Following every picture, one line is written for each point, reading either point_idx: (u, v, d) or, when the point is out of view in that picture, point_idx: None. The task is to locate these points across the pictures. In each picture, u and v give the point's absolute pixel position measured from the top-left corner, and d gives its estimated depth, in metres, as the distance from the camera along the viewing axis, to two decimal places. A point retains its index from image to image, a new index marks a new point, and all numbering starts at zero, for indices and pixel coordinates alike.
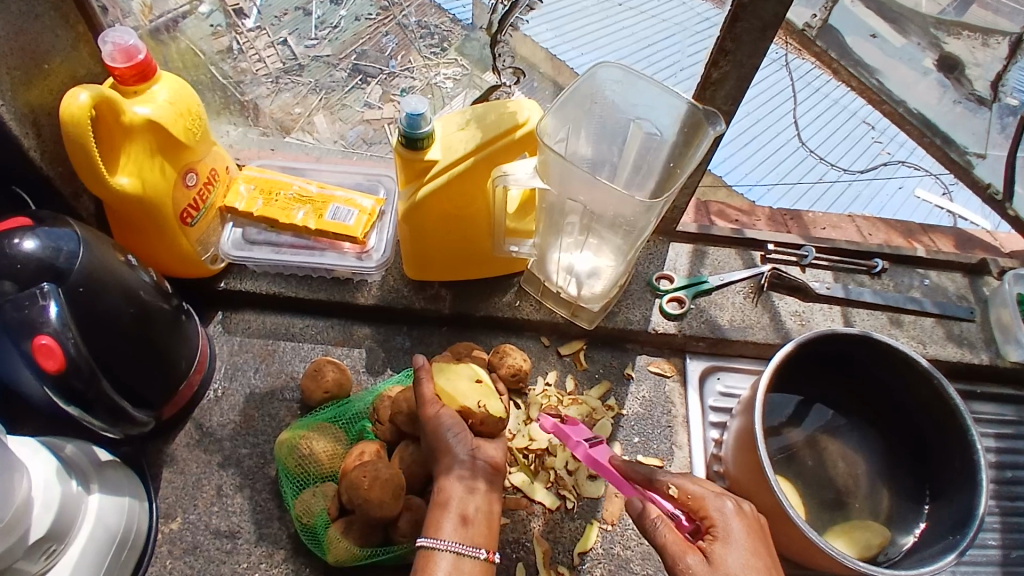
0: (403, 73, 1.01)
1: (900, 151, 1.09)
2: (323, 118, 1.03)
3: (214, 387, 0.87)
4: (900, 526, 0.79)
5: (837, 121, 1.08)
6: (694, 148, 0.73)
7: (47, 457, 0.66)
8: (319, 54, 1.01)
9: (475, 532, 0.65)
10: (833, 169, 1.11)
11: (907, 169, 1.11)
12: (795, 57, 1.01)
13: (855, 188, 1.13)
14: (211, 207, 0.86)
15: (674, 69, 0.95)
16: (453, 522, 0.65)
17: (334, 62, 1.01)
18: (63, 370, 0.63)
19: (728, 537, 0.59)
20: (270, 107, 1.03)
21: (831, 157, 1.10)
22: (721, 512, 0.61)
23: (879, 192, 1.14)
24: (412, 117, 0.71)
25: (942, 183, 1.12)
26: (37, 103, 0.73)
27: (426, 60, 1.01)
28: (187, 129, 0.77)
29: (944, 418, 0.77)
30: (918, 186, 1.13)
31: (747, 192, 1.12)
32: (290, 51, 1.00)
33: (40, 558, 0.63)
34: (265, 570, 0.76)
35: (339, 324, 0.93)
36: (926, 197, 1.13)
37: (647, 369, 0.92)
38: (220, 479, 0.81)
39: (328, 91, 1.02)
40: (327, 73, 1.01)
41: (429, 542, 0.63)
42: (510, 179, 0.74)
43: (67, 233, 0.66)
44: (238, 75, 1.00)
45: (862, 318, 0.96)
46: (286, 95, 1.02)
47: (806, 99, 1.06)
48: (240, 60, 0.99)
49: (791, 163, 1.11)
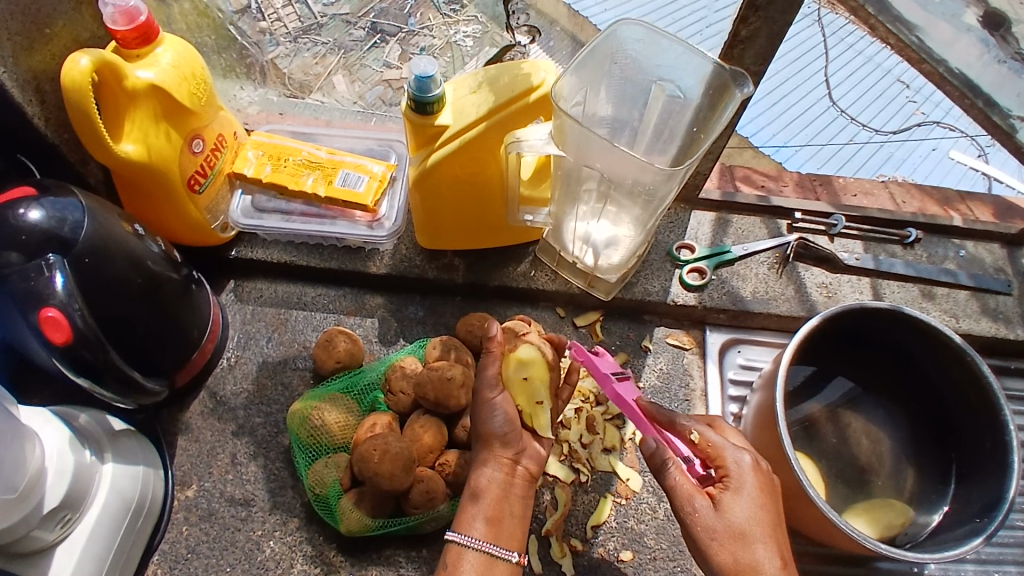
0: (424, 31, 0.99)
1: (935, 111, 1.08)
2: (342, 78, 0.99)
3: (226, 355, 0.87)
4: (924, 505, 0.77)
5: (871, 78, 1.09)
6: (719, 111, 0.69)
7: (59, 426, 0.66)
8: (337, 12, 1.00)
9: (504, 530, 0.65)
10: (864, 130, 1.09)
11: (942, 130, 1.08)
12: (828, 12, 1.06)
13: (888, 150, 1.09)
14: (220, 174, 0.84)
15: (701, 26, 0.93)
16: (485, 520, 0.65)
17: (353, 20, 1.00)
18: (70, 342, 0.63)
19: (739, 487, 0.58)
20: (290, 67, 0.99)
21: (864, 117, 1.09)
22: (738, 465, 0.59)
23: (912, 153, 1.09)
24: (422, 80, 0.68)
25: (978, 145, 1.07)
26: (40, 69, 0.72)
27: (444, 19, 0.99)
28: (192, 93, 0.75)
29: (979, 397, 0.74)
30: (952, 147, 1.09)
31: (775, 153, 1.07)
32: (308, 9, 1.00)
33: (56, 526, 0.64)
34: (279, 537, 0.76)
35: (352, 293, 0.91)
36: (961, 158, 1.08)
37: (665, 341, 0.90)
38: (234, 447, 0.81)
39: (347, 51, 0.99)
40: (345, 32, 0.99)
41: (459, 539, 0.64)
42: (525, 145, 0.71)
43: (72, 203, 0.65)
44: (257, 35, 0.98)
45: (893, 291, 0.92)
46: (306, 54, 0.99)
47: (838, 55, 1.08)
48: (259, 19, 0.98)
49: (821, 123, 1.10)
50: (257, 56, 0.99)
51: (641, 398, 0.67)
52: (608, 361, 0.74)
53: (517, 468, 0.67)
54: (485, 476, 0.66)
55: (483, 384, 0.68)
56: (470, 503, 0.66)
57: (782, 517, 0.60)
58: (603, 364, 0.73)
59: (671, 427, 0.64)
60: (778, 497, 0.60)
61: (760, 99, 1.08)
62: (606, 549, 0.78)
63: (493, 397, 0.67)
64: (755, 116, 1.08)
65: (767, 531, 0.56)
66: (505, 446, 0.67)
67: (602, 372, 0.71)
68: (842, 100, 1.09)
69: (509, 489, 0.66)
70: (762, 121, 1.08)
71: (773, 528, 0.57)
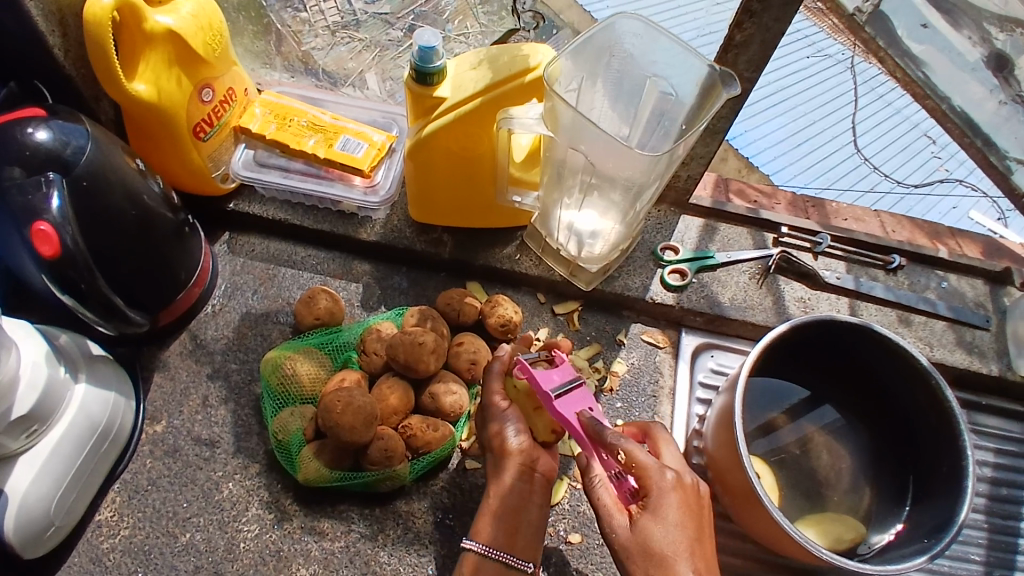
0: (459, 37, 1.00)
1: (958, 169, 1.11)
2: (375, 77, 1.02)
3: (212, 302, 0.89)
4: (878, 524, 0.78)
5: (897, 131, 1.13)
6: (705, 110, 0.71)
7: (38, 340, 0.68)
8: (378, 11, 1.05)
9: (521, 539, 0.67)
10: (887, 180, 1.13)
11: (964, 188, 1.12)
12: (861, 61, 1.11)
13: (909, 202, 1.12)
14: (226, 126, 0.87)
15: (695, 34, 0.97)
16: (502, 529, 0.66)
17: (391, 20, 1.05)
18: (58, 258, 0.65)
19: (657, 509, 0.58)
20: (325, 60, 1.03)
21: (886, 167, 1.13)
22: (660, 485, 0.59)
23: (933, 209, 1.12)
24: (425, 51, 0.70)
25: (998, 208, 1.10)
26: (65, 3, 0.73)
27: (481, 27, 1.01)
28: (207, 44, 0.78)
29: (938, 421, 0.74)
30: (973, 207, 1.11)
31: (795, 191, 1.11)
32: (349, 6, 1.05)
33: (21, 436, 0.66)
34: (239, 480, 0.78)
35: (340, 257, 0.94)
36: (981, 219, 1.10)
37: (640, 338, 0.91)
38: (207, 390, 0.83)
39: (383, 49, 1.03)
40: (383, 31, 1.04)
41: (476, 549, 0.65)
42: (516, 122, 0.73)
43: (78, 129, 0.68)
44: (297, 25, 1.03)
45: (870, 313, 0.92)
46: (341, 48, 1.03)
47: (867, 102, 1.13)
48: (300, 11, 1.04)
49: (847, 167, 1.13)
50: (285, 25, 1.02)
51: (582, 415, 0.64)
52: (563, 368, 0.69)
53: (535, 475, 0.68)
54: (501, 485, 0.67)
55: (489, 401, 0.71)
56: (490, 513, 0.67)
57: (708, 529, 0.60)
58: (550, 375, 0.68)
59: (602, 444, 0.63)
60: (706, 509, 0.60)
61: (783, 139, 1.14)
62: (555, 529, 0.79)
63: (504, 408, 0.70)
64: (777, 153, 1.14)
65: (683, 549, 0.57)
66: (520, 458, 0.68)
67: (547, 383, 0.67)
68: (867, 148, 1.13)
69: (529, 496, 0.67)
70: (783, 159, 1.13)
71: (692, 543, 0.57)
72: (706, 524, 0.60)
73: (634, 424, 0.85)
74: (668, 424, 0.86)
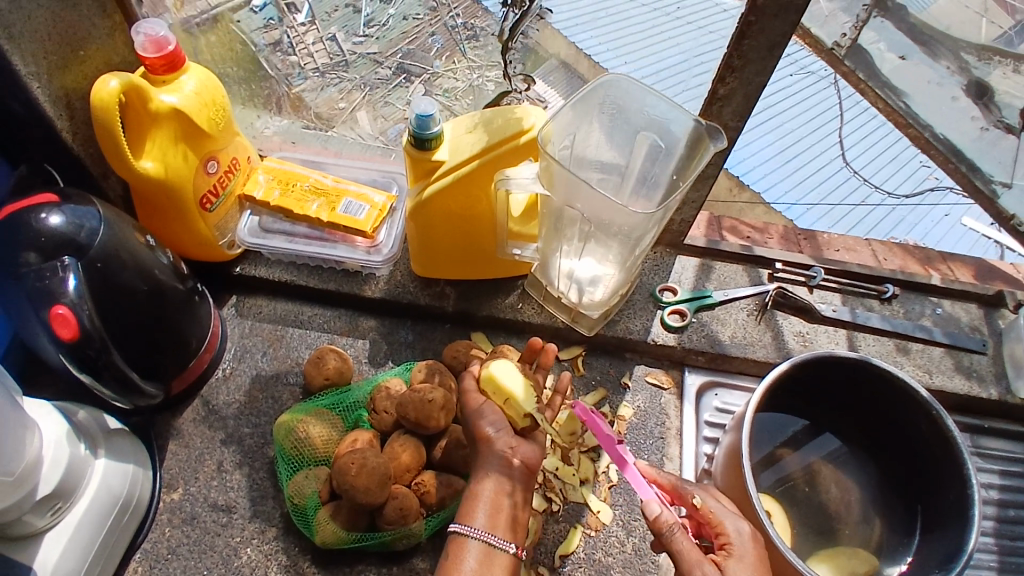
0: (448, 73, 1.02)
1: (946, 178, 1.16)
2: (365, 115, 1.04)
3: (222, 366, 0.91)
4: (889, 556, 0.79)
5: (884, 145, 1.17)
6: (695, 162, 0.74)
7: (58, 418, 0.70)
8: (365, 51, 1.02)
9: (503, 522, 0.68)
10: (878, 193, 1.18)
11: (954, 197, 1.17)
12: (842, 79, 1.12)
13: (901, 213, 1.19)
14: (231, 195, 0.89)
15: (680, 88, 0.92)
16: (486, 511, 0.67)
17: (380, 60, 1.03)
18: (77, 339, 0.67)
19: (739, 554, 0.63)
20: (316, 101, 1.04)
21: (876, 180, 1.18)
22: (738, 532, 0.65)
23: (925, 218, 1.19)
24: (422, 118, 0.73)
25: (988, 213, 1.17)
26: (72, 88, 0.77)
27: (470, 62, 1.02)
28: (210, 119, 0.81)
29: (941, 452, 0.76)
30: (965, 214, 1.19)
31: (787, 210, 1.17)
32: (337, 47, 1.02)
33: (47, 514, 0.67)
34: (257, 545, 0.79)
35: (347, 315, 0.95)
36: (973, 225, 1.19)
37: (644, 380, 0.93)
38: (221, 455, 0.84)
39: (372, 89, 1.03)
40: (373, 71, 1.03)
41: (462, 529, 0.66)
42: (513, 183, 0.75)
43: (90, 211, 0.70)
44: (287, 69, 1.02)
45: (868, 343, 0.94)
46: (331, 90, 1.04)
47: (851, 117, 1.16)
48: (289, 53, 1.01)
49: (836, 182, 1.19)
50: (290, 86, 1.03)
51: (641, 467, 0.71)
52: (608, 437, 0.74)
53: (514, 463, 0.70)
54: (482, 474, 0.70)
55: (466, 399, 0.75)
56: (475, 497, 0.69)
57: None
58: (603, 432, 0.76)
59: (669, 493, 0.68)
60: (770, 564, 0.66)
61: (772, 157, 1.17)
62: None
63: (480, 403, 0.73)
64: (767, 171, 1.17)
65: None
66: (499, 447, 0.70)
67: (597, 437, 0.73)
68: (856, 163, 1.18)
69: (508, 480, 0.69)
70: (773, 178, 1.17)
71: None
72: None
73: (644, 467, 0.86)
74: (677, 465, 0.87)
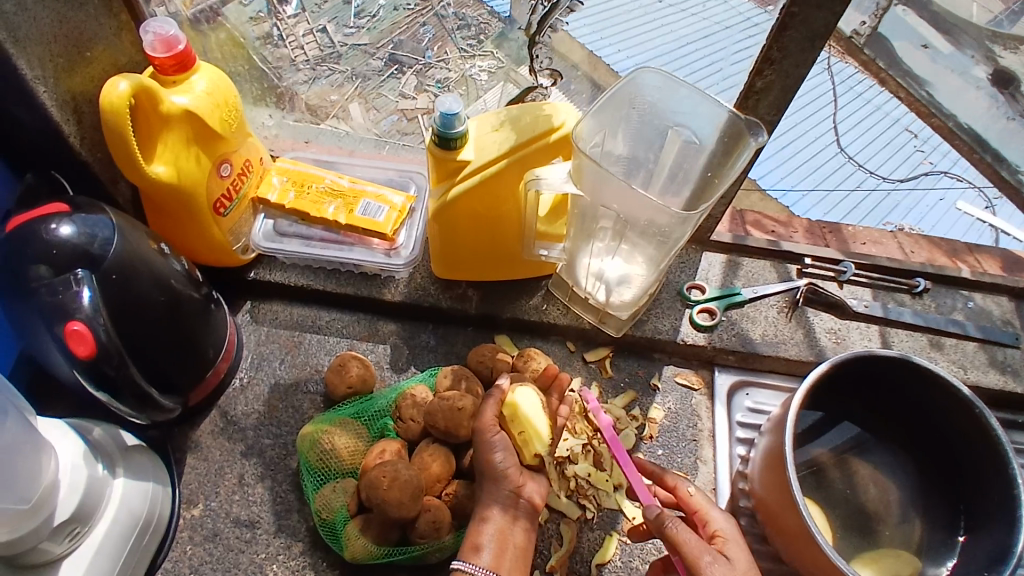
0: (440, 64, 0.98)
1: (942, 161, 1.10)
2: (357, 107, 1.01)
3: (239, 375, 0.88)
4: (932, 556, 0.77)
5: (879, 127, 1.10)
6: (734, 158, 0.71)
7: (75, 440, 0.67)
8: (357, 43, 0.98)
9: (507, 560, 0.68)
10: (872, 177, 1.12)
11: (950, 180, 1.10)
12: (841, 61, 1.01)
13: (895, 198, 1.13)
14: (244, 198, 0.86)
15: (716, 79, 0.88)
16: (491, 549, 0.68)
17: (371, 51, 0.98)
18: (93, 356, 0.64)
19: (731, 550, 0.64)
20: (306, 93, 1.01)
21: (871, 164, 1.11)
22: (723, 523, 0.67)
23: (919, 202, 1.13)
24: (447, 117, 0.70)
25: (985, 197, 1.11)
26: (79, 90, 0.73)
27: (461, 52, 0.97)
28: (223, 120, 0.77)
29: (983, 449, 0.74)
30: (959, 198, 1.12)
31: (782, 198, 1.10)
32: (328, 39, 0.98)
33: (64, 540, 0.65)
34: (283, 561, 0.76)
35: (366, 319, 0.93)
36: (968, 209, 1.11)
37: (674, 380, 0.91)
38: (242, 468, 0.82)
39: (363, 80, 1.00)
40: (364, 62, 0.99)
41: (463, 566, 0.67)
42: (543, 183, 0.72)
43: (103, 220, 0.67)
44: (277, 62, 0.98)
45: (901, 339, 0.92)
46: (323, 82, 1.00)
47: (846, 102, 1.06)
48: (281, 46, 0.97)
49: (830, 168, 1.11)
50: (282, 82, 1.00)
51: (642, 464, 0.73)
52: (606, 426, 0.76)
53: (519, 502, 0.70)
54: (488, 509, 0.70)
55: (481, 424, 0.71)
56: (479, 533, 0.69)
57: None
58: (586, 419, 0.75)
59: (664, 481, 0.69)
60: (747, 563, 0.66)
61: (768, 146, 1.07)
62: None
63: (493, 434, 0.71)
64: (763, 160, 1.08)
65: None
66: (505, 483, 0.70)
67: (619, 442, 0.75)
68: (850, 147, 1.10)
69: (513, 517, 0.70)
70: (771, 166, 1.08)
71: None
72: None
73: (678, 471, 0.84)
74: (711, 469, 0.85)
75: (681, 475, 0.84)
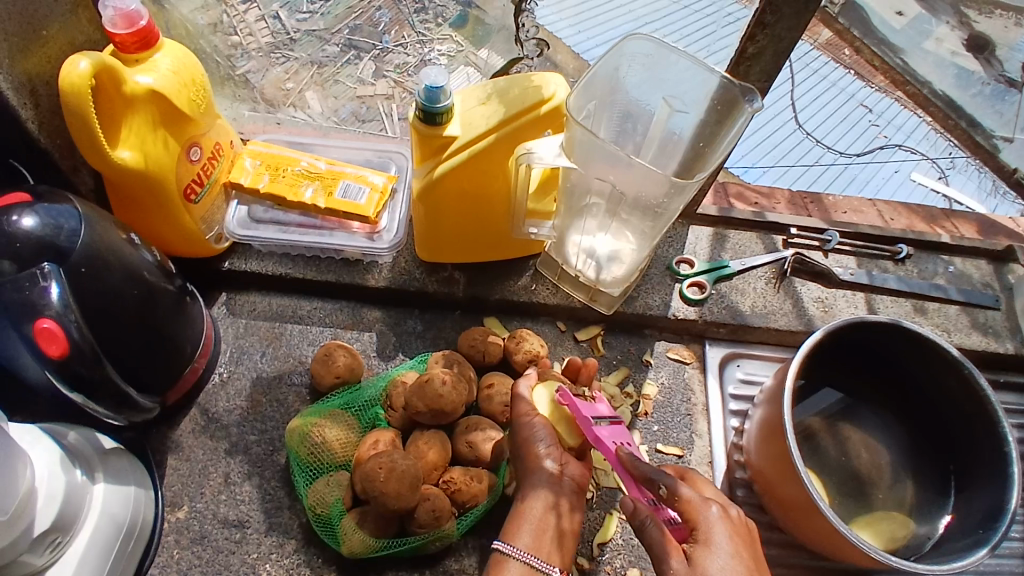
0: (398, 48, 0.96)
1: (897, 134, 1.07)
2: (315, 95, 0.97)
3: (219, 370, 0.84)
4: (924, 516, 0.78)
5: (836, 103, 1.08)
6: (728, 126, 0.69)
7: (49, 445, 0.63)
8: (311, 28, 0.96)
9: (546, 544, 0.66)
10: (830, 152, 1.09)
11: (905, 153, 1.08)
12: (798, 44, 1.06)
13: (851, 173, 1.10)
14: (216, 183, 0.82)
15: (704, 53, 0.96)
16: (530, 532, 0.66)
17: (327, 37, 0.96)
18: (66, 355, 0.60)
19: (710, 541, 0.56)
20: (261, 82, 0.96)
21: (828, 140, 1.08)
22: (707, 517, 0.58)
23: (875, 175, 1.09)
24: (432, 90, 0.67)
25: (939, 167, 1.09)
26: (35, 72, 0.68)
27: (420, 36, 0.96)
28: (191, 100, 0.73)
29: (974, 412, 0.75)
30: (914, 169, 1.09)
31: (742, 172, 1.09)
32: (281, 25, 0.95)
33: (45, 551, 0.61)
34: (276, 560, 0.73)
35: (349, 307, 0.89)
36: (923, 180, 1.09)
37: (666, 355, 0.90)
38: (227, 467, 0.78)
39: (321, 66, 0.96)
40: (319, 48, 0.96)
41: (506, 549, 0.64)
42: (535, 158, 0.70)
43: (68, 210, 0.62)
44: (228, 49, 0.94)
45: (887, 305, 0.93)
46: (278, 69, 0.96)
47: (802, 78, 1.07)
48: (231, 33, 0.93)
49: (788, 144, 1.09)
50: (235, 70, 0.95)
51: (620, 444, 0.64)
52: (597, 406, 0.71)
53: (563, 485, 0.68)
54: (530, 488, 0.68)
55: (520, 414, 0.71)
56: (520, 514, 0.67)
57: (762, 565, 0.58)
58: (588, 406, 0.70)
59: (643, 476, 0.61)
60: (756, 546, 0.59)
61: None
62: (613, 567, 0.76)
63: (532, 416, 0.70)
64: None
65: None
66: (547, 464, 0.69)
67: (586, 410, 0.69)
68: (808, 123, 1.08)
69: (555, 504, 0.67)
70: None
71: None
72: (759, 561, 0.58)
73: (675, 446, 0.84)
74: (706, 442, 0.85)
75: (678, 451, 0.83)
